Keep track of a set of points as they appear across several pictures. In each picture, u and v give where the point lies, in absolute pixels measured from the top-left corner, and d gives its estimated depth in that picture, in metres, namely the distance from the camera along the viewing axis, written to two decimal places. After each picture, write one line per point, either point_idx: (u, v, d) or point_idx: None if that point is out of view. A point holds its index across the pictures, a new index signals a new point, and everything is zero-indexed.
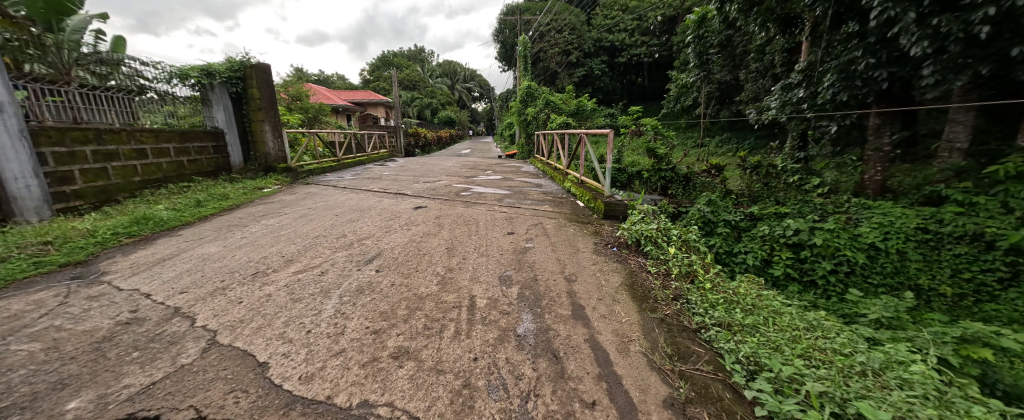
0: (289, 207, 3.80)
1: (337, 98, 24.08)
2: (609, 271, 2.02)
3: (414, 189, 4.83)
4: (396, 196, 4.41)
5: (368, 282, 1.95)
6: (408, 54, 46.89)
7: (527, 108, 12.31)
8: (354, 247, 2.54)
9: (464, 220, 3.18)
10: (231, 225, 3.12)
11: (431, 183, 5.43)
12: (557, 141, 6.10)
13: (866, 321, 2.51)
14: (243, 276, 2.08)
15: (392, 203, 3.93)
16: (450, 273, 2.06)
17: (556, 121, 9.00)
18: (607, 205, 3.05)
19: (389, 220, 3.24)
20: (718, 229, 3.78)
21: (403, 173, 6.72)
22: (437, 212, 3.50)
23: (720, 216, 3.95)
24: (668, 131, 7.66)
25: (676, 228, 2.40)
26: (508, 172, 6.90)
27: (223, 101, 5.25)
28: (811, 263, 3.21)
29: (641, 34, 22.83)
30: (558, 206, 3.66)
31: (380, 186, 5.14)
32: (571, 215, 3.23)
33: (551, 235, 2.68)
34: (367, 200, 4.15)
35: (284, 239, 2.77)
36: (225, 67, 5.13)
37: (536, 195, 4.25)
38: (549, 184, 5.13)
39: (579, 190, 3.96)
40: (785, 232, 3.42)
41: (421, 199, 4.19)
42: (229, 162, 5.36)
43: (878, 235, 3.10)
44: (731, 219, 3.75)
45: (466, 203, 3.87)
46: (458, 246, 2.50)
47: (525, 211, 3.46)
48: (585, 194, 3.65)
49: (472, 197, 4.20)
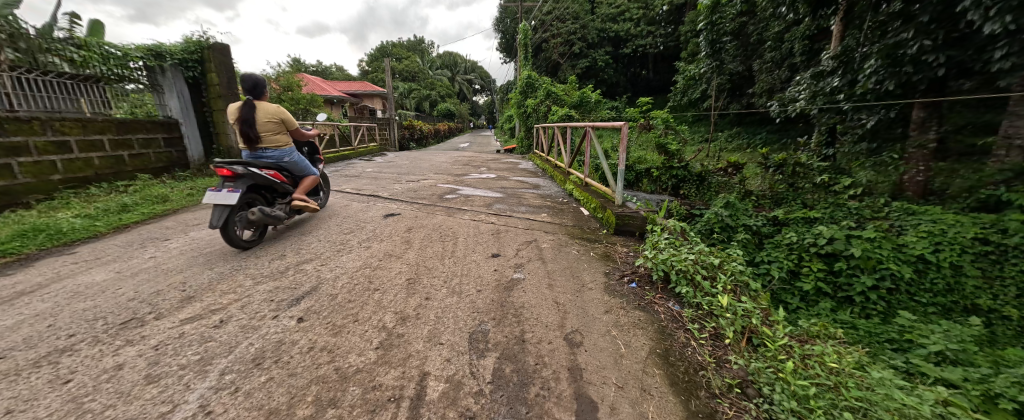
0: None
1: (333, 89, 23.55)
2: (629, 328, 1.39)
3: (393, 190, 4.21)
4: (371, 199, 3.80)
5: (274, 344, 1.33)
6: (408, 45, 46.09)
7: (527, 100, 11.64)
8: (286, 276, 1.92)
9: (440, 235, 2.54)
10: (148, 239, 2.50)
11: (415, 183, 4.81)
12: (557, 136, 5.43)
13: (927, 353, 1.82)
14: (105, 329, 1.45)
15: (361, 209, 3.31)
16: (399, 328, 1.41)
17: (558, 113, 8.34)
18: (619, 218, 2.41)
19: (349, 233, 2.62)
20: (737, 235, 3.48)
21: (388, 170, 6.10)
22: (410, 222, 2.87)
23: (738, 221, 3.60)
24: (681, 125, 7.00)
25: (716, 255, 1.76)
26: (504, 170, 6.27)
27: (178, 87, 4.65)
28: (846, 277, 2.51)
29: (647, 23, 21.99)
30: (558, 215, 3.02)
31: (356, 186, 4.51)
32: (574, 228, 2.60)
33: (548, 261, 2.04)
34: (335, 204, 3.53)
35: (203, 261, 2.14)
36: (178, 48, 4.54)
37: (532, 200, 3.61)
38: (549, 185, 4.48)
39: (584, 196, 3.32)
40: (815, 240, 2.73)
41: (398, 203, 3.56)
42: (185, 157, 4.76)
43: (927, 246, 2.45)
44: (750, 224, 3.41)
45: (449, 210, 3.24)
46: (422, 278, 1.86)
47: (516, 222, 2.83)
48: (591, 200, 3.01)
49: (457, 202, 3.57)
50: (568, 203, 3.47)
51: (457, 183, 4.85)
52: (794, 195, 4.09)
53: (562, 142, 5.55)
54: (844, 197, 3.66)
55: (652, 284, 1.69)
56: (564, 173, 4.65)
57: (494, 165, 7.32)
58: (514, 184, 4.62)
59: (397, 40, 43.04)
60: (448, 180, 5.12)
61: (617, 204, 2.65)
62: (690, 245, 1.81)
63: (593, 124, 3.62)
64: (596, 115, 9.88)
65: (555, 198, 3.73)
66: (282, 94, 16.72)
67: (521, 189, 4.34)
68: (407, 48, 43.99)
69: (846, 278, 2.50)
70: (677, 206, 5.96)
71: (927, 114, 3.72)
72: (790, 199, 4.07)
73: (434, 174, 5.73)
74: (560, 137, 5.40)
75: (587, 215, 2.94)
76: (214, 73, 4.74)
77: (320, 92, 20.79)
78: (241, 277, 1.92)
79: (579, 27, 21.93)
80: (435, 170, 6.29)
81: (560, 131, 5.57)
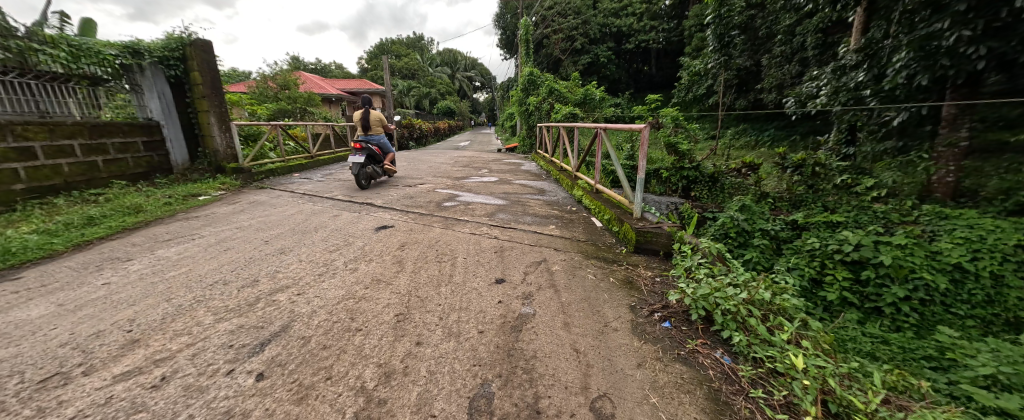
0: (214, 225, 2.90)
1: (332, 87, 23.34)
2: (671, 391, 1.10)
3: (389, 197, 3.93)
4: (364, 207, 3.52)
5: (218, 419, 1.03)
6: (408, 42, 45.77)
7: (529, 97, 11.34)
8: (255, 310, 1.63)
9: (436, 253, 2.25)
10: (109, 259, 2.21)
11: (413, 188, 4.53)
12: (562, 137, 5.13)
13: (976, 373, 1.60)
14: (14, 392, 1.16)
15: (352, 220, 3.03)
16: (381, 392, 1.12)
17: (562, 112, 8.04)
18: (639, 235, 2.12)
19: (335, 250, 2.34)
20: (754, 241, 3.19)
21: (384, 173, 5.82)
22: (404, 237, 2.58)
23: (756, 225, 3.39)
24: (691, 123, 6.69)
25: (765, 286, 1.47)
26: (506, 172, 6.00)
27: (158, 87, 4.34)
28: (875, 287, 2.37)
29: (650, 18, 21.60)
30: (568, 227, 2.73)
31: (349, 191, 4.24)
32: (587, 245, 2.31)
33: (561, 289, 1.75)
34: (324, 214, 3.25)
35: (164, 288, 1.86)
36: (158, 45, 4.22)
37: (538, 209, 3.32)
38: (554, 190, 4.19)
39: (595, 205, 3.03)
40: (841, 247, 2.63)
41: (393, 213, 3.28)
42: (168, 161, 4.49)
43: (962, 255, 2.33)
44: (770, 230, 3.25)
45: (447, 221, 2.95)
46: (415, 313, 1.57)
47: (520, 237, 2.53)
48: (604, 211, 2.72)
49: (457, 211, 3.28)
50: (577, 212, 3.18)
51: (456, 187, 4.57)
52: (815, 197, 3.94)
53: (567, 143, 5.24)
54: (868, 200, 3.49)
55: (689, 323, 1.41)
56: (571, 177, 4.35)
57: (496, 166, 7.03)
58: (517, 189, 4.33)
59: (397, 37, 42.76)
60: (448, 184, 4.84)
61: (635, 218, 2.36)
62: (732, 274, 1.52)
63: (604, 127, 3.31)
64: (601, 113, 9.59)
65: (562, 205, 3.44)
66: (280, 93, 16.50)
67: (525, 194, 4.06)
68: (407, 46, 43.64)
69: (873, 288, 2.36)
70: (688, 209, 5.68)
71: (959, 110, 3.37)
72: (810, 202, 3.90)
73: (433, 177, 5.44)
74: (565, 138, 5.10)
75: (599, 228, 2.65)
76: (197, 71, 4.43)
77: (319, 91, 20.57)
78: (202, 311, 1.63)
79: (581, 23, 21.56)
80: (434, 172, 6.01)
81: (565, 132, 5.26)
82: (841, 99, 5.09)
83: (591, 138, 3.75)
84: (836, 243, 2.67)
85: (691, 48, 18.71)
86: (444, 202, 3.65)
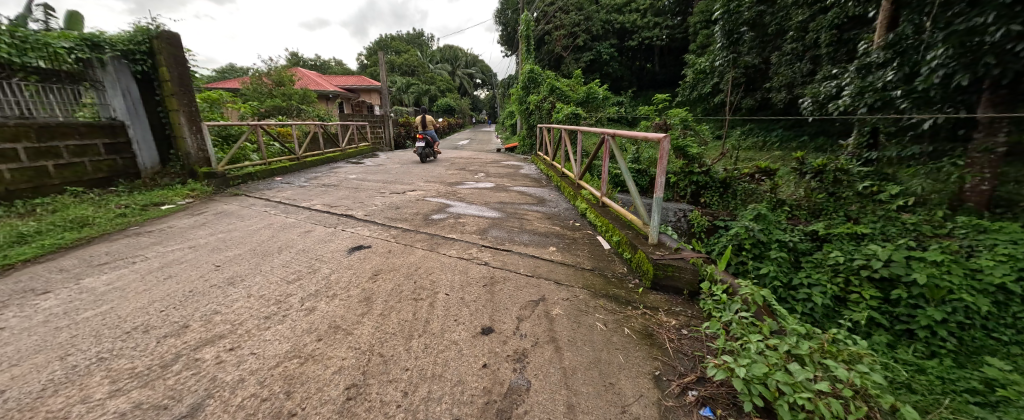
0: (166, 243, 2.53)
1: (329, 85, 22.95)
2: None
3: (374, 206, 3.57)
4: (343, 220, 3.15)
5: None
6: (407, 38, 45.31)
7: (529, 95, 10.96)
8: (167, 376, 1.26)
9: (414, 288, 1.87)
10: (21, 292, 1.85)
11: (401, 195, 4.18)
12: (564, 141, 4.77)
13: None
14: None
15: (326, 237, 2.66)
16: None
17: (563, 111, 7.67)
18: (658, 269, 1.73)
19: (296, 279, 1.97)
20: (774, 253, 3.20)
21: (374, 177, 5.46)
22: (379, 262, 2.21)
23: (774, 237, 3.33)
24: (701, 125, 6.32)
25: (840, 361, 1.11)
26: (504, 176, 5.65)
27: (123, 84, 3.97)
28: (905, 307, 2.34)
29: (654, 15, 21.16)
30: (570, 250, 2.35)
31: (331, 199, 3.87)
32: (595, 278, 1.93)
33: (564, 345, 1.37)
34: (296, 228, 2.89)
35: (66, 337, 1.49)
36: (122, 38, 3.86)
37: (536, 225, 2.94)
38: (555, 200, 3.82)
39: (603, 222, 2.66)
40: (866, 264, 2.64)
41: (374, 228, 2.92)
42: (135, 165, 4.13)
43: (1006, 272, 2.23)
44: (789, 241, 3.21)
45: (432, 240, 2.58)
46: (370, 386, 1.20)
47: (515, 262, 2.17)
48: (614, 232, 2.33)
49: (444, 227, 2.91)
50: (581, 229, 2.81)
51: (448, 195, 4.21)
52: (836, 207, 3.83)
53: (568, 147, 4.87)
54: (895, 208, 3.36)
55: (739, 412, 1.05)
56: (574, 185, 3.98)
57: (493, 169, 6.67)
58: (514, 198, 3.97)
59: (396, 33, 42.28)
60: (439, 191, 4.47)
61: (651, 244, 1.99)
62: (791, 338, 1.17)
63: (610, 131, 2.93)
64: (604, 113, 9.23)
65: (564, 220, 3.06)
66: (274, 90, 16.15)
67: (523, 204, 3.71)
68: (406, 42, 43.18)
69: (905, 308, 2.33)
70: (698, 217, 5.33)
71: None
72: (832, 212, 3.81)
73: (425, 183, 5.09)
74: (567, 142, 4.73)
75: (608, 253, 2.27)
76: (165, 66, 4.05)
77: (315, 87, 20.22)
78: (100, 377, 1.26)
79: (583, 19, 21.10)
80: (428, 176, 5.64)
81: (567, 134, 4.87)
82: (866, 101, 4.70)
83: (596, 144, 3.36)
84: (862, 257, 2.71)
85: (696, 46, 18.30)
86: (432, 214, 3.29)
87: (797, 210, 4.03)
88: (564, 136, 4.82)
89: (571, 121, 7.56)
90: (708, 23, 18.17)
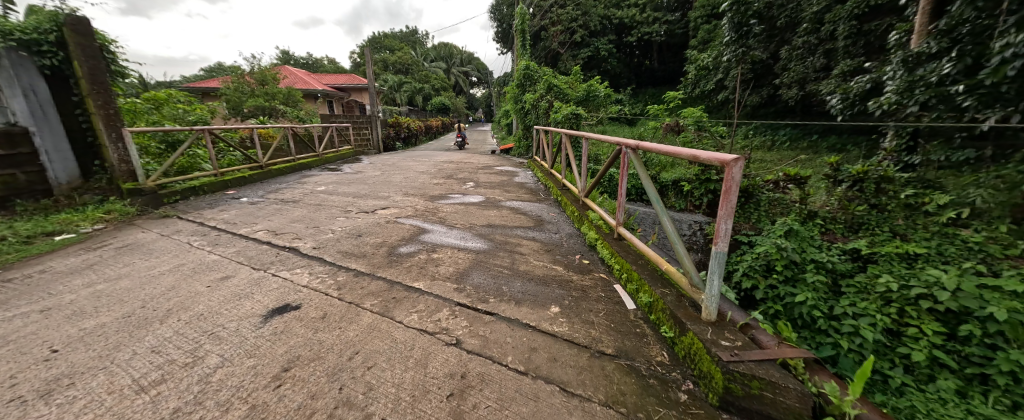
0: (17, 300, 1.82)
1: (318, 83, 22.10)
2: None
3: (331, 233, 2.86)
4: (282, 255, 2.43)
5: None
6: (401, 36, 44.47)
7: (525, 94, 10.29)
8: None
9: (333, 405, 1.15)
10: None
11: (370, 215, 3.47)
12: (568, 150, 4.14)
13: None
14: None
15: (245, 288, 1.94)
16: None
17: (562, 111, 6.98)
18: (735, 383, 1.05)
19: (155, 382, 1.26)
20: (808, 278, 2.60)
21: (345, 188, 4.73)
22: (301, 339, 1.49)
23: (806, 255, 2.83)
24: (717, 126, 5.63)
25: None
26: (496, 186, 4.98)
27: (24, 81, 3.22)
28: (979, 344, 1.90)
29: (653, 9, 20.47)
30: (581, 315, 1.65)
31: (282, 221, 3.17)
32: (627, 378, 1.25)
33: None
34: (213, 270, 2.17)
35: None
36: (19, 24, 3.13)
37: (533, 265, 2.25)
38: (556, 222, 3.14)
39: (622, 264, 1.99)
40: (920, 290, 2.23)
41: (317, 269, 2.21)
42: (44, 179, 3.38)
43: None
44: (827, 261, 2.70)
45: (389, 294, 1.87)
46: None
47: (500, 340, 1.48)
48: (646, 288, 1.64)
49: (412, 268, 2.21)
50: (592, 271, 2.12)
51: (427, 214, 3.52)
52: (879, 221, 3.29)
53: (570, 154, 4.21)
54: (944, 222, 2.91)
55: None
56: (577, 203, 3.31)
57: (484, 177, 5.96)
58: (506, 219, 3.28)
59: (390, 31, 41.56)
60: (418, 208, 3.78)
61: (709, 322, 1.30)
62: None
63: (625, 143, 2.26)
64: (606, 112, 8.53)
65: (568, 256, 2.38)
66: (257, 89, 15.41)
67: (516, 228, 3.02)
68: (400, 40, 42.28)
69: (979, 347, 1.89)
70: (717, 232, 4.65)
71: None
72: (874, 227, 3.27)
73: (403, 196, 4.37)
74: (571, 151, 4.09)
75: (636, 319, 1.59)
76: (76, 60, 3.32)
77: (302, 87, 19.48)
78: None
79: (581, 14, 20.35)
80: (408, 187, 4.93)
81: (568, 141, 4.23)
82: (918, 98, 4.06)
83: (608, 156, 2.69)
84: (919, 284, 2.24)
85: (698, 40, 17.68)
86: (400, 246, 2.59)
87: (835, 224, 3.50)
88: (568, 145, 4.18)
89: (572, 122, 6.84)
90: (710, 18, 17.54)
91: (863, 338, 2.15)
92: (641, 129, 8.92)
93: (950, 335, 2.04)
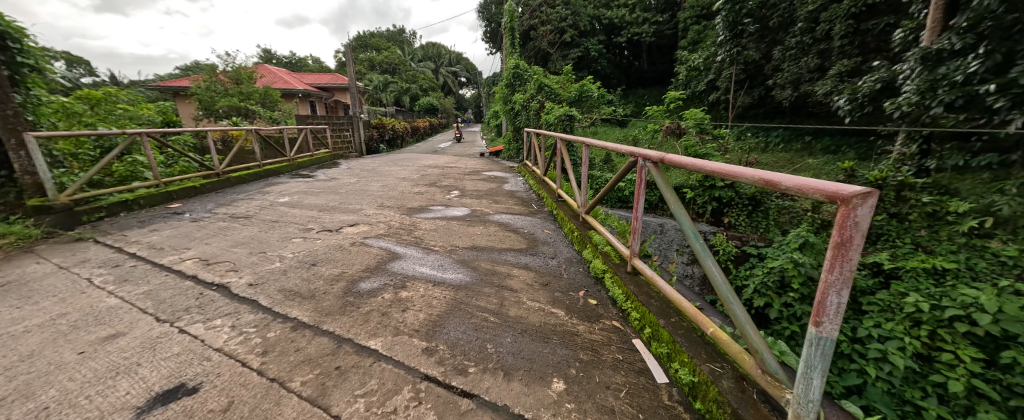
0: None
1: (299, 83, 21.22)
2: None
3: (278, 261, 2.33)
4: (206, 296, 1.90)
5: None
6: (387, 36, 43.65)
7: (514, 94, 9.84)
8: None
9: None
10: None
11: (333, 234, 2.95)
12: (565, 157, 3.72)
13: None
14: None
15: (131, 354, 1.41)
16: None
17: (555, 112, 6.53)
18: None
19: None
20: None
21: (312, 200, 4.18)
22: None
23: None
24: (720, 129, 5.27)
25: None
26: (484, 196, 4.50)
27: None
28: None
29: (642, 10, 20.26)
30: (597, 398, 1.18)
31: (222, 245, 2.62)
32: None
33: None
34: (101, 324, 1.62)
35: None
36: None
37: (527, 308, 1.78)
38: (553, 243, 2.70)
39: (642, 313, 1.54)
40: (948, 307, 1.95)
41: (245, 318, 1.69)
42: None
43: None
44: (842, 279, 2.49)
45: (332, 362, 1.37)
46: None
47: None
48: (684, 358, 1.21)
49: (371, 314, 1.71)
50: (602, 318, 1.67)
51: (402, 233, 3.02)
52: (900, 232, 3.11)
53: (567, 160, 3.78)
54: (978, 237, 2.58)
55: None
56: (577, 220, 2.87)
57: (471, 184, 5.45)
58: (493, 239, 2.83)
59: (376, 30, 40.78)
60: (393, 225, 3.27)
61: None
62: None
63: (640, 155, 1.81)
64: (599, 114, 8.12)
65: (570, 295, 1.92)
66: (231, 88, 14.60)
67: (506, 252, 2.55)
68: (386, 39, 41.38)
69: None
70: (724, 243, 4.31)
71: None
72: (894, 238, 3.09)
73: (377, 209, 3.85)
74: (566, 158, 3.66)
75: (672, 405, 1.14)
76: None
77: (281, 87, 18.68)
78: None
79: (571, 13, 20.00)
80: (384, 198, 4.40)
81: (563, 147, 3.80)
82: (941, 98, 3.72)
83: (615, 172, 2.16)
84: (955, 304, 1.93)
85: (688, 41, 17.56)
86: (362, 280, 2.10)
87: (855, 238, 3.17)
88: (563, 152, 3.75)
89: (565, 124, 6.39)
90: (699, 18, 17.28)
91: (891, 365, 1.88)
92: (635, 131, 8.56)
93: (990, 361, 1.73)
